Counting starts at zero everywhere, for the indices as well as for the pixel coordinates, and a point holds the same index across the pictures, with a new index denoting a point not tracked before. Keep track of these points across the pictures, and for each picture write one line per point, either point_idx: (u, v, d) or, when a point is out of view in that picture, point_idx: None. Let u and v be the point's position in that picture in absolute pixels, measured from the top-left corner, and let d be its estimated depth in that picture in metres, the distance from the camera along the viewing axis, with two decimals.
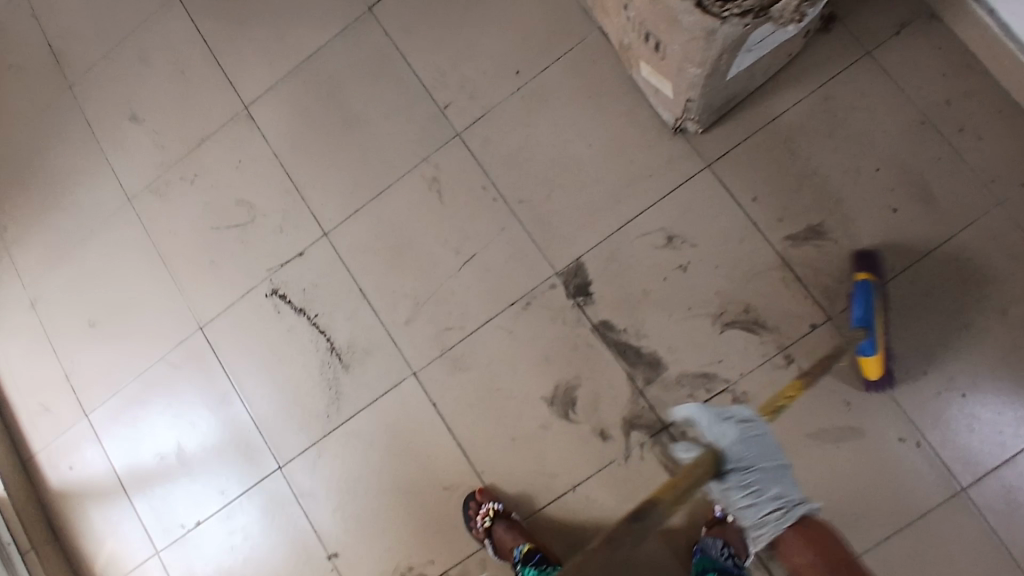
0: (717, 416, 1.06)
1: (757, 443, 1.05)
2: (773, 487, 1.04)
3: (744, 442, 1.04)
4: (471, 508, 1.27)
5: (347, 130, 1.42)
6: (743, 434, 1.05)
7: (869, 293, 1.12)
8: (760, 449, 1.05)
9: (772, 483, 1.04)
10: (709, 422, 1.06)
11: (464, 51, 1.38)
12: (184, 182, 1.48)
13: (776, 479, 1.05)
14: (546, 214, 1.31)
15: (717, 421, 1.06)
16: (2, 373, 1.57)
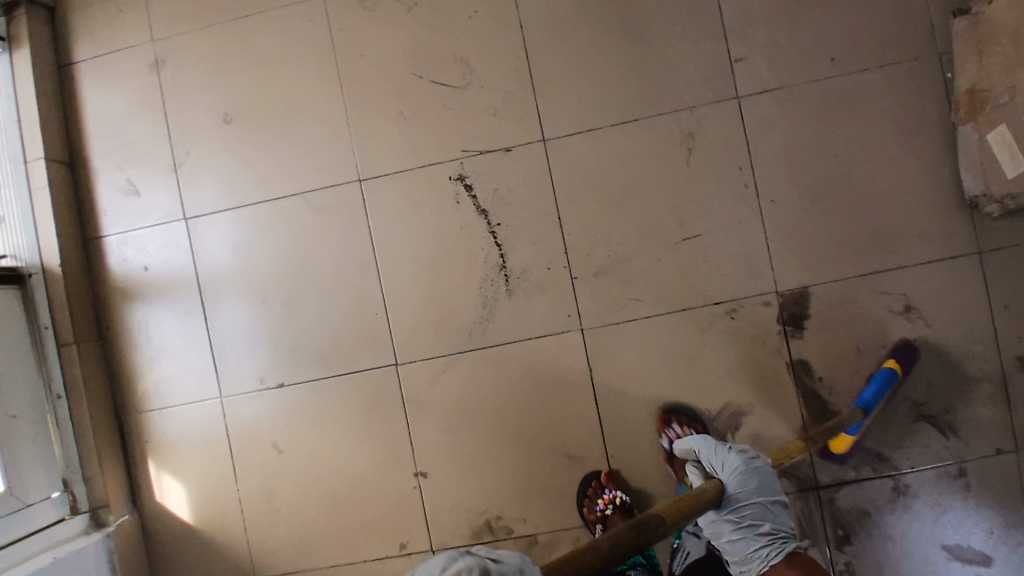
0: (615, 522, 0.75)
1: (677, 516, 0.81)
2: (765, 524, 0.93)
3: (636, 526, 0.75)
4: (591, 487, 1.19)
5: (615, 35, 1.20)
6: (746, 464, 0.96)
7: (886, 380, 1.12)
8: (767, 483, 0.96)
9: (676, 533, 0.80)
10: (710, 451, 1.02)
11: (785, 8, 1.18)
12: (400, 6, 1.23)
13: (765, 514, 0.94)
14: (793, 226, 1.18)
15: (718, 453, 1.01)
16: (93, 127, 1.30)
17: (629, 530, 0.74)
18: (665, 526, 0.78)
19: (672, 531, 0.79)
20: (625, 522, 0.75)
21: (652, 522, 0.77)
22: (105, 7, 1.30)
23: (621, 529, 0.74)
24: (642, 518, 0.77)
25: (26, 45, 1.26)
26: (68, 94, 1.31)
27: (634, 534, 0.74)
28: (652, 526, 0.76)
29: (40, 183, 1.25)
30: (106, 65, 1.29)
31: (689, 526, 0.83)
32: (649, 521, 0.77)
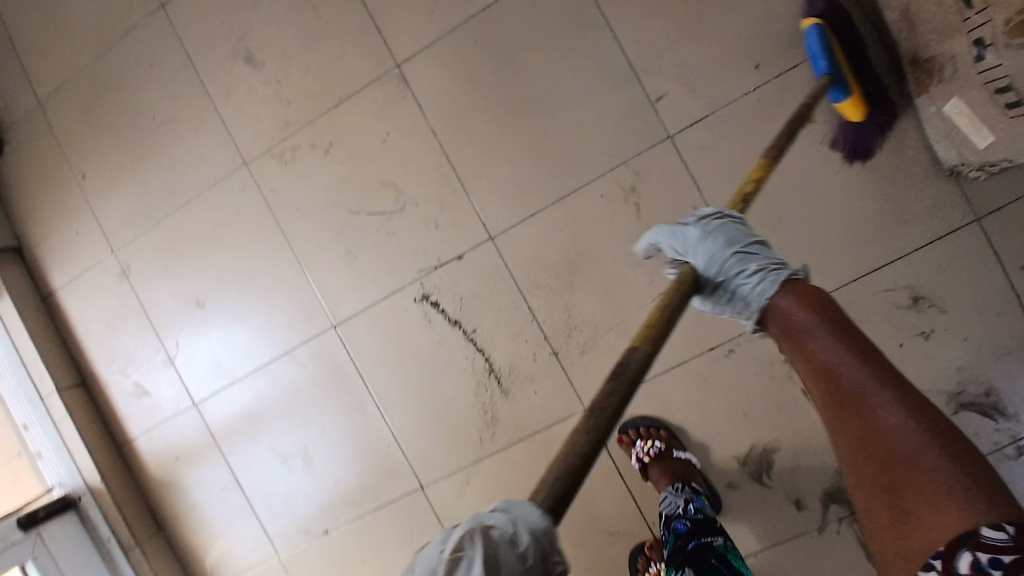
0: (676, 223, 0.74)
1: (738, 234, 0.71)
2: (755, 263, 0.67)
3: (708, 234, 0.71)
4: (640, 562, 1.15)
5: (527, 112, 1.16)
6: (707, 229, 0.72)
7: None
8: (730, 236, 0.71)
9: (756, 258, 0.68)
10: (670, 237, 0.74)
11: (690, 29, 1.10)
12: (317, 150, 1.24)
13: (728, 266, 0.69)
14: (767, 248, 1.11)
15: (673, 233, 0.74)
16: (89, 345, 1.37)
17: (702, 239, 0.71)
18: (750, 259, 0.68)
19: (740, 289, 0.67)
20: (666, 228, 0.75)
21: (738, 241, 0.71)
22: (62, 233, 1.36)
23: (694, 254, 0.71)
24: (766, 263, 0.67)
25: (4, 292, 1.34)
26: (59, 320, 1.39)
27: (711, 250, 0.70)
28: (725, 243, 0.70)
29: (60, 414, 1.32)
30: (82, 285, 1.37)
31: (764, 256, 0.68)
32: (725, 219, 0.73)
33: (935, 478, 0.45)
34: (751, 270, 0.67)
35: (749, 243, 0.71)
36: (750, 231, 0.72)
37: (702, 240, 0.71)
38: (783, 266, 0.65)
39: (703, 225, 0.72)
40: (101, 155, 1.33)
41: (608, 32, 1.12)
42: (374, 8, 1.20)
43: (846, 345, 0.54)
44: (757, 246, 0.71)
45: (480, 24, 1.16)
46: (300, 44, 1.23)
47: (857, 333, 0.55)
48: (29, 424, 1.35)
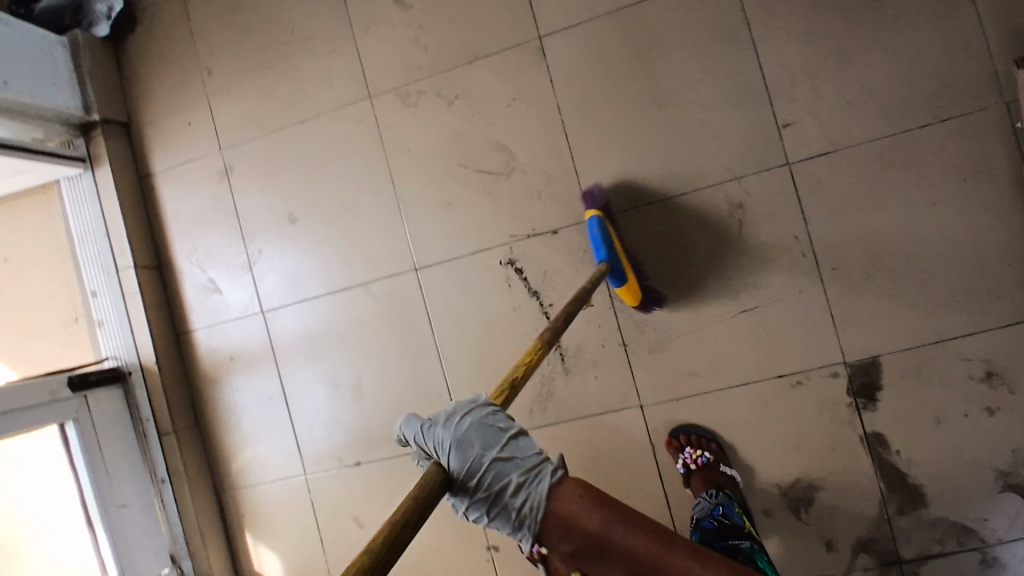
0: (433, 419, 0.65)
1: (490, 438, 0.63)
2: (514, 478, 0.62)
3: (463, 433, 0.63)
4: None
5: (655, 108, 1.18)
6: (469, 426, 0.63)
7: (598, 226, 1.14)
8: (486, 439, 0.63)
9: (511, 471, 0.63)
10: (425, 430, 0.64)
11: (837, 64, 1.11)
12: (440, 99, 1.27)
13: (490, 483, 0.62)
14: (858, 292, 1.13)
15: (427, 432, 0.64)
16: (173, 232, 1.41)
17: (456, 445, 0.62)
18: (509, 474, 0.62)
19: (505, 510, 0.62)
20: (424, 424, 0.65)
21: (496, 442, 0.63)
22: (174, 120, 1.40)
23: (448, 459, 0.62)
24: (501, 472, 0.62)
25: (106, 163, 1.37)
26: (150, 203, 1.43)
27: (470, 457, 0.62)
28: (484, 444, 0.63)
29: (132, 290, 1.36)
30: (180, 175, 1.40)
31: (518, 465, 0.63)
32: (477, 412, 0.65)
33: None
34: (486, 486, 0.62)
35: (498, 445, 0.63)
36: (509, 421, 0.65)
37: (465, 435, 0.63)
38: (548, 462, 0.63)
39: (458, 427, 0.63)
40: (229, 55, 1.36)
41: (754, 50, 1.14)
42: None
43: (595, 517, 0.59)
44: (514, 439, 0.64)
45: (630, 14, 1.18)
46: None
47: (596, 514, 0.59)
48: (97, 292, 1.38)
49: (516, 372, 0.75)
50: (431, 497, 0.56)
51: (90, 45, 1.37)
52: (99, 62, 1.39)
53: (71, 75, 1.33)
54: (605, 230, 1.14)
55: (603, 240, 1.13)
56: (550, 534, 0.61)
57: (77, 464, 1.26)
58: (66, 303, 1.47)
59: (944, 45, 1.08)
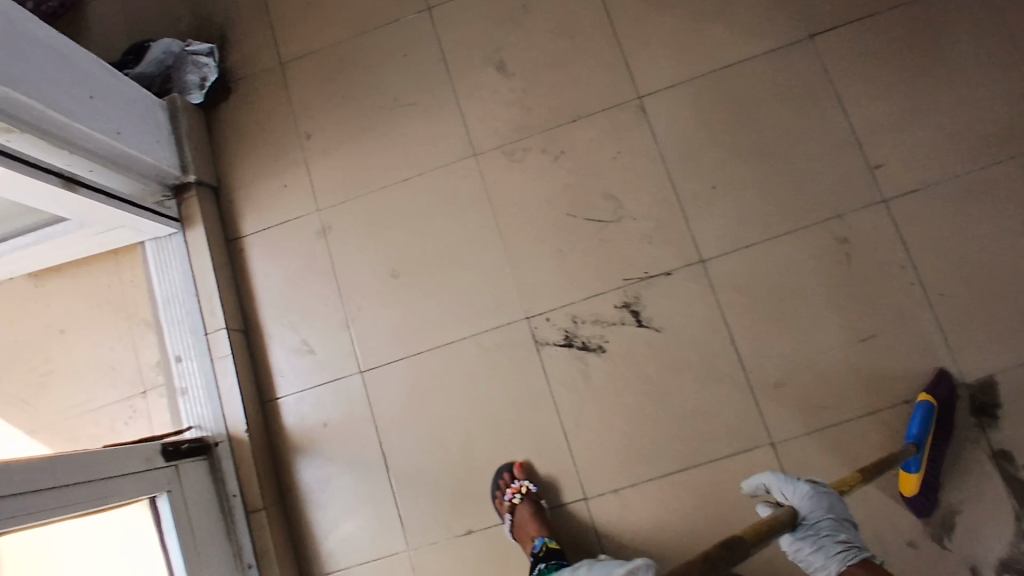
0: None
1: (826, 502, 0.95)
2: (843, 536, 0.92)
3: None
4: (503, 478, 1.24)
5: (755, 156, 1.29)
6: (815, 491, 0.96)
7: (926, 415, 1.13)
8: (838, 508, 0.96)
9: (844, 532, 0.93)
10: (781, 484, 1.01)
11: (917, 114, 1.25)
12: (546, 155, 1.34)
13: (838, 529, 0.93)
14: (964, 315, 1.20)
15: (787, 482, 1.00)
16: (262, 295, 1.37)
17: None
18: (843, 530, 0.93)
19: (824, 547, 0.92)
20: (784, 479, 1.01)
21: (835, 511, 0.95)
22: (269, 184, 1.41)
23: (798, 500, 0.96)
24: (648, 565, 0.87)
25: (200, 224, 1.35)
26: (237, 265, 1.39)
27: (816, 506, 0.95)
28: (823, 509, 0.94)
29: (222, 352, 1.30)
30: (272, 237, 1.39)
31: (845, 532, 0.93)
32: (827, 490, 0.98)
33: None
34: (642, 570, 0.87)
35: (839, 513, 0.95)
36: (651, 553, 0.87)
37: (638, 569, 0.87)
38: (863, 548, 0.92)
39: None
40: (331, 121, 1.41)
41: (838, 104, 1.28)
42: (626, 46, 1.35)
43: None
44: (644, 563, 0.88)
45: (723, 77, 1.32)
46: (551, 62, 1.37)
47: None
48: (183, 356, 1.32)
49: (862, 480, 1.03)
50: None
51: (186, 110, 1.40)
52: (194, 127, 1.40)
53: (171, 136, 1.34)
54: (931, 420, 1.13)
55: (922, 428, 1.13)
56: None
57: (168, 544, 1.12)
58: (132, 376, 1.37)
59: (1004, 94, 1.23)
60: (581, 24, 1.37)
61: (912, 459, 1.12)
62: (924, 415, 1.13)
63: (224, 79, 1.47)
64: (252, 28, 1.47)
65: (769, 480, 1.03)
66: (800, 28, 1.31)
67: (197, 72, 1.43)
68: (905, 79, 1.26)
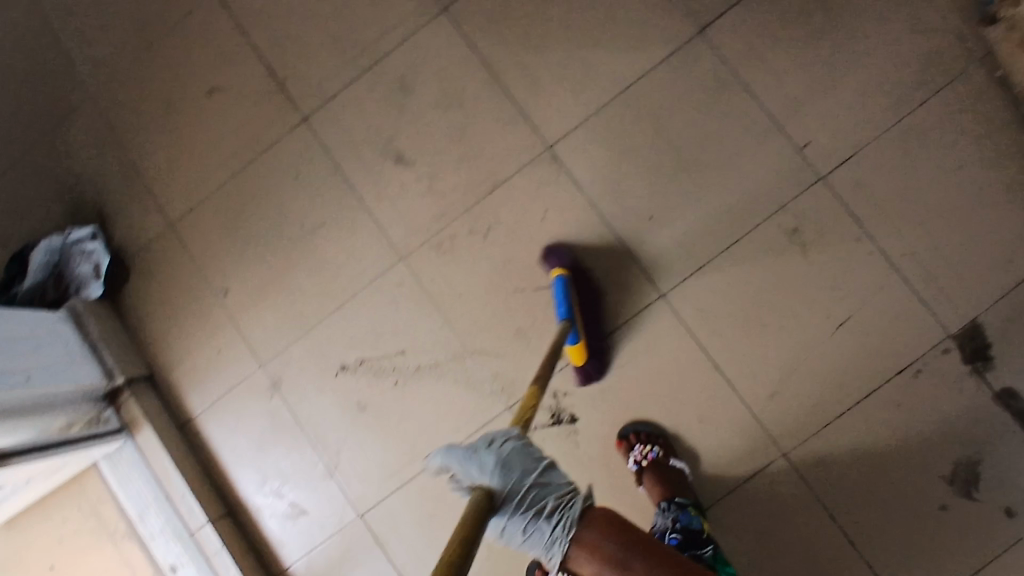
0: (473, 449, 0.76)
1: (530, 458, 0.75)
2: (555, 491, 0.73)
3: (508, 464, 0.74)
4: None
5: (683, 171, 1.23)
6: (513, 449, 0.76)
7: (564, 286, 1.17)
8: (529, 463, 0.75)
9: (555, 492, 0.73)
10: (463, 459, 0.76)
11: (828, 80, 1.19)
12: (473, 236, 1.27)
13: (538, 481, 0.74)
14: (931, 268, 1.16)
15: (469, 457, 0.76)
16: (236, 469, 1.30)
17: (498, 469, 0.74)
18: (551, 492, 0.73)
19: (542, 527, 0.71)
20: (462, 454, 0.76)
21: (534, 463, 0.75)
22: (203, 354, 1.32)
23: (491, 474, 0.73)
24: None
25: (147, 423, 1.27)
26: (201, 448, 1.31)
27: (510, 476, 0.73)
28: (526, 464, 0.74)
29: (216, 549, 1.23)
30: (226, 407, 1.31)
31: (561, 488, 0.74)
32: (517, 440, 0.77)
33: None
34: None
35: (541, 464, 0.75)
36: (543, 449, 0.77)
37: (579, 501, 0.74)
38: (580, 491, 0.74)
39: (499, 451, 0.75)
40: (242, 268, 1.32)
41: (748, 94, 1.21)
42: (519, 96, 1.27)
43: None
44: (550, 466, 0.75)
45: (624, 98, 1.24)
46: (446, 136, 1.28)
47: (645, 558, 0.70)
48: (177, 564, 1.24)
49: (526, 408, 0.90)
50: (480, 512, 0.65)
51: (91, 308, 1.30)
52: (106, 322, 1.31)
53: (83, 348, 1.24)
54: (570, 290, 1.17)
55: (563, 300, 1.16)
56: (581, 551, 0.70)
57: None
58: None
59: (906, 32, 1.18)
60: (463, 87, 1.28)
61: (570, 334, 1.15)
62: (565, 289, 1.17)
63: (122, 259, 1.37)
64: (130, 197, 1.37)
65: (443, 456, 0.78)
66: (685, 23, 1.23)
67: (88, 260, 1.34)
68: (806, 47, 1.20)
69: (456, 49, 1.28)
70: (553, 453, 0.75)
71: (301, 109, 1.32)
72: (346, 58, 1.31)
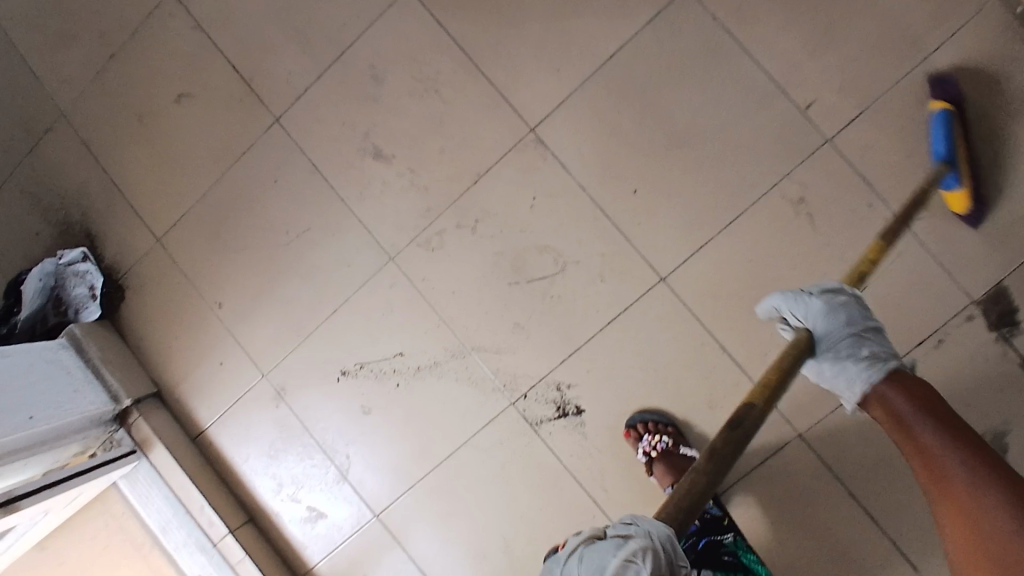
0: (800, 293, 0.90)
1: (852, 310, 0.87)
2: (866, 349, 0.84)
3: (834, 312, 0.87)
4: None
5: (677, 144, 1.15)
6: (830, 301, 0.88)
7: None
8: (855, 315, 0.87)
9: (872, 345, 0.85)
10: (790, 300, 0.91)
11: (828, 34, 1.11)
12: (462, 230, 1.21)
13: (862, 341, 0.85)
14: (951, 230, 1.09)
15: (795, 300, 0.90)
16: (251, 477, 1.31)
17: (825, 313, 0.87)
18: (869, 342, 0.85)
19: (846, 367, 0.82)
20: (794, 297, 0.91)
21: (860, 320, 0.87)
22: (206, 367, 1.32)
23: (812, 317, 0.88)
24: (879, 352, 0.83)
25: (158, 442, 1.28)
26: (214, 459, 1.32)
27: (835, 322, 0.87)
28: (849, 316, 0.87)
29: (239, 556, 1.25)
30: (234, 419, 1.31)
31: (880, 346, 0.85)
32: (848, 297, 0.88)
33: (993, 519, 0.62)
34: (869, 358, 0.82)
35: (866, 327, 0.87)
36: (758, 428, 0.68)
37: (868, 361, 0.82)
38: (891, 357, 0.82)
39: (825, 299, 0.88)
40: (234, 279, 1.30)
41: (745, 53, 1.13)
42: (496, 77, 1.19)
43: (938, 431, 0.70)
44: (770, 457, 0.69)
45: (610, 71, 1.16)
46: (426, 127, 1.22)
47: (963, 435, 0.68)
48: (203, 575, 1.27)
49: None
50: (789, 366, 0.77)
51: (89, 331, 1.29)
52: (107, 344, 1.31)
53: (86, 371, 1.25)
54: None
55: None
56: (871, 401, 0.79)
57: None
58: None
59: None
60: (439, 73, 1.21)
61: None
62: None
63: (114, 278, 1.36)
64: (115, 214, 1.34)
65: (773, 303, 0.93)
66: None
67: (82, 282, 1.34)
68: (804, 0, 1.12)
69: (429, 32, 1.21)
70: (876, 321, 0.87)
71: (275, 110, 1.27)
72: (315, 51, 1.25)
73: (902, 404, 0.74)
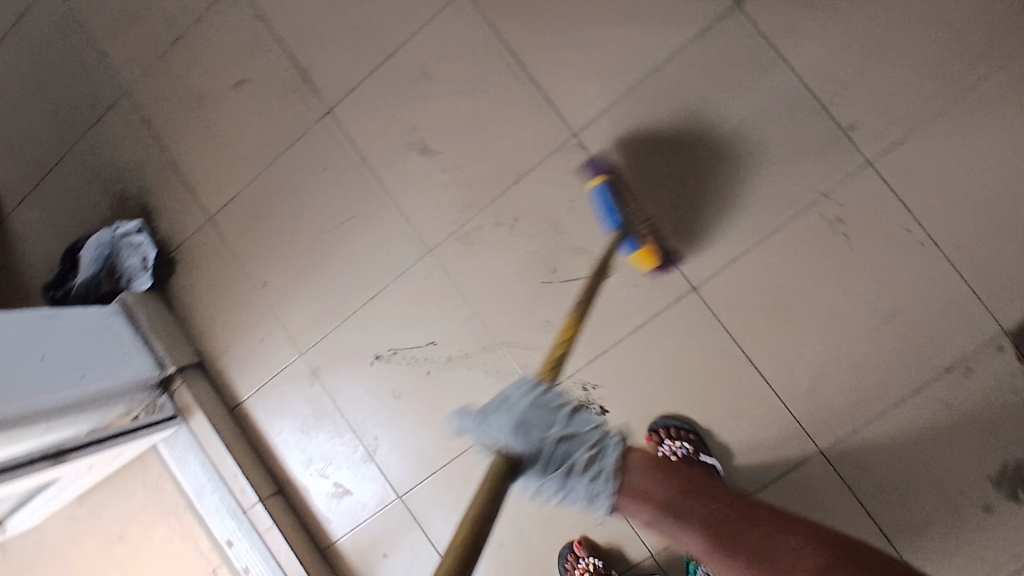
0: (483, 412, 0.89)
1: (548, 413, 0.89)
2: (580, 454, 0.90)
3: (525, 425, 0.87)
4: (568, 560, 1.21)
5: (717, 157, 1.16)
6: (523, 416, 0.88)
7: (608, 195, 1.12)
8: (546, 417, 0.89)
9: (579, 447, 0.90)
10: (477, 422, 0.89)
11: (876, 54, 1.11)
12: (499, 227, 1.24)
13: (581, 446, 0.90)
14: (988, 260, 1.09)
15: (483, 423, 0.89)
16: (282, 450, 1.37)
17: (517, 430, 0.87)
18: (578, 448, 0.90)
19: (577, 487, 0.89)
20: (477, 418, 0.89)
21: (555, 420, 0.89)
22: (246, 342, 1.38)
23: (509, 439, 0.86)
24: (590, 450, 0.90)
25: (198, 409, 1.34)
26: (249, 431, 1.38)
27: (531, 436, 0.88)
28: (545, 425, 0.88)
29: (267, 524, 1.31)
30: (270, 394, 1.37)
31: (585, 441, 0.90)
32: (532, 399, 0.89)
33: (789, 552, 0.79)
34: (591, 471, 0.89)
35: (562, 416, 0.90)
36: (564, 398, 0.90)
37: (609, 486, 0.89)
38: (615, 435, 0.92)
39: (515, 408, 0.88)
40: (278, 260, 1.35)
41: (790, 70, 1.13)
42: (543, 81, 1.22)
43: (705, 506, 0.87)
44: (572, 416, 0.90)
45: (655, 81, 1.18)
46: (471, 125, 1.25)
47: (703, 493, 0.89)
48: (232, 540, 1.33)
49: (557, 349, 0.97)
50: (501, 477, 0.82)
51: (140, 300, 1.36)
52: (156, 313, 1.38)
53: (136, 338, 1.32)
54: (615, 197, 1.12)
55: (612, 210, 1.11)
56: (625, 499, 0.90)
57: None
58: (195, 560, 1.39)
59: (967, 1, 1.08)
60: (487, 73, 1.24)
61: (628, 241, 1.12)
62: (606, 196, 1.11)
63: (166, 251, 1.42)
64: (170, 190, 1.40)
65: (467, 425, 0.89)
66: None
67: (136, 253, 1.40)
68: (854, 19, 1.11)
69: (480, 33, 1.24)
70: (565, 407, 0.90)
71: (326, 99, 1.31)
72: (368, 45, 1.29)
73: (665, 491, 0.88)
